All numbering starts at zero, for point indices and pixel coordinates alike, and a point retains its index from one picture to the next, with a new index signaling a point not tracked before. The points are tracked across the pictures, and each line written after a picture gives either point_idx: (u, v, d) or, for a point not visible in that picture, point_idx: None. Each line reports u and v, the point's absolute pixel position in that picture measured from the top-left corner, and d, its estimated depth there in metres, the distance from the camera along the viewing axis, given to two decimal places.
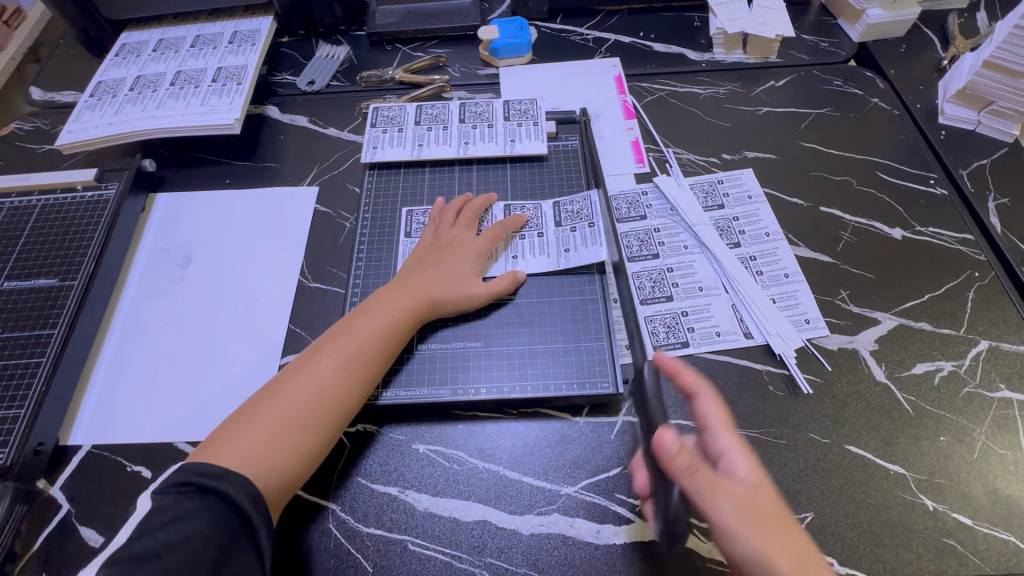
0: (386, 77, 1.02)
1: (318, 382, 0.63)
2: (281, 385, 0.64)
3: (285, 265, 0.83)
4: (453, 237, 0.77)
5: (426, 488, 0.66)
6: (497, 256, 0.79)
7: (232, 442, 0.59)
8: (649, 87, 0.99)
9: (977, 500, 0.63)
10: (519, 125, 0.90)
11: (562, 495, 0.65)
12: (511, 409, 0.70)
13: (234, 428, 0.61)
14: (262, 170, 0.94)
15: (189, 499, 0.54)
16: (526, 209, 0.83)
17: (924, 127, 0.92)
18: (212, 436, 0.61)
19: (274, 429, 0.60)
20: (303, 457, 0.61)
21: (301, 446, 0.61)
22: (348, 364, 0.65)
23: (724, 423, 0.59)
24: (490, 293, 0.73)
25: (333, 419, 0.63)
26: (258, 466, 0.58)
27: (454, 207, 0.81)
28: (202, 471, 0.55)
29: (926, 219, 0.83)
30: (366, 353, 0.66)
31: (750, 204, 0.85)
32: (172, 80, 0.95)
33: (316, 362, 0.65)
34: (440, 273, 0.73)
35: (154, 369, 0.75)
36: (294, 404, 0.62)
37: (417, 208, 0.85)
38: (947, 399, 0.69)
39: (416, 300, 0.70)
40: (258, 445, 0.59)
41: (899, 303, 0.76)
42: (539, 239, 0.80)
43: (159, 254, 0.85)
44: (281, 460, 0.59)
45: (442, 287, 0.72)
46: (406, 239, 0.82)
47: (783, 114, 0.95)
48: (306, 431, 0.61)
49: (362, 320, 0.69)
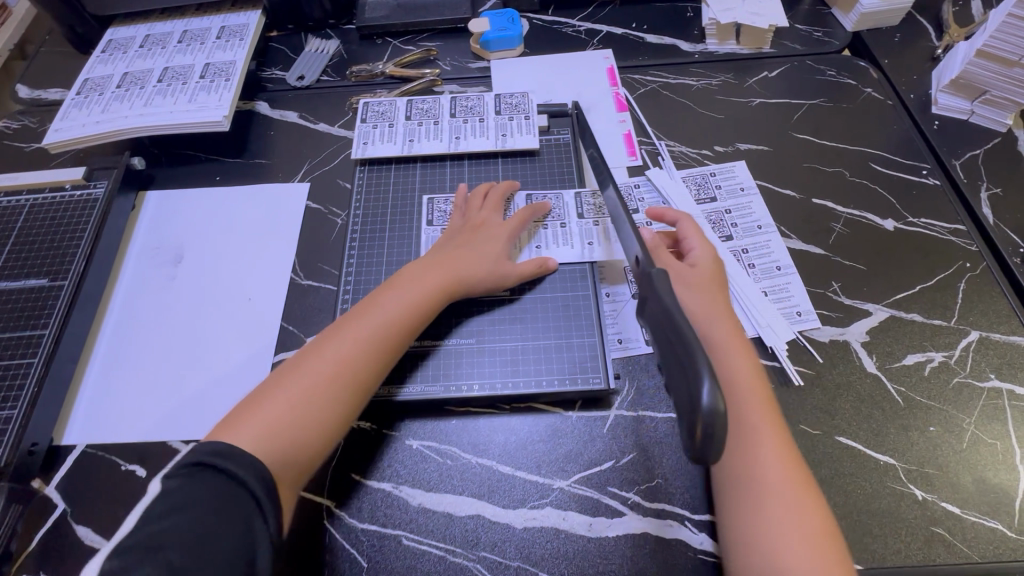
0: (376, 72, 1.01)
1: (340, 360, 0.63)
2: (304, 358, 0.63)
3: (277, 263, 0.83)
4: (483, 220, 0.78)
5: (419, 483, 0.66)
6: (521, 245, 0.79)
7: (252, 416, 0.58)
8: (641, 79, 0.99)
9: (966, 489, 0.63)
10: (511, 119, 0.90)
11: (555, 489, 0.65)
12: (504, 405, 0.70)
13: (255, 405, 0.59)
14: (253, 167, 0.93)
15: (197, 483, 0.51)
16: (549, 198, 0.83)
17: (918, 117, 0.92)
18: (229, 415, 0.59)
19: (295, 404, 0.59)
20: (322, 438, 0.60)
21: (321, 423, 0.60)
22: (370, 342, 0.64)
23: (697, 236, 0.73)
24: (521, 277, 0.74)
25: (353, 397, 0.62)
26: (277, 444, 0.57)
27: (480, 193, 0.81)
28: (216, 453, 0.53)
29: (918, 210, 0.83)
30: (389, 331, 0.66)
31: (742, 196, 0.85)
32: (160, 77, 0.94)
33: (338, 339, 0.64)
34: (466, 253, 0.73)
35: (147, 369, 0.75)
36: (315, 378, 0.61)
37: (440, 196, 0.85)
38: (938, 389, 0.69)
39: (440, 280, 0.70)
40: (279, 419, 0.58)
41: (890, 295, 0.76)
42: (561, 229, 0.80)
43: (150, 253, 0.85)
44: (301, 437, 0.58)
45: (467, 266, 0.72)
46: (429, 226, 0.82)
47: (775, 105, 0.95)
48: (325, 406, 0.60)
49: (384, 297, 0.68)
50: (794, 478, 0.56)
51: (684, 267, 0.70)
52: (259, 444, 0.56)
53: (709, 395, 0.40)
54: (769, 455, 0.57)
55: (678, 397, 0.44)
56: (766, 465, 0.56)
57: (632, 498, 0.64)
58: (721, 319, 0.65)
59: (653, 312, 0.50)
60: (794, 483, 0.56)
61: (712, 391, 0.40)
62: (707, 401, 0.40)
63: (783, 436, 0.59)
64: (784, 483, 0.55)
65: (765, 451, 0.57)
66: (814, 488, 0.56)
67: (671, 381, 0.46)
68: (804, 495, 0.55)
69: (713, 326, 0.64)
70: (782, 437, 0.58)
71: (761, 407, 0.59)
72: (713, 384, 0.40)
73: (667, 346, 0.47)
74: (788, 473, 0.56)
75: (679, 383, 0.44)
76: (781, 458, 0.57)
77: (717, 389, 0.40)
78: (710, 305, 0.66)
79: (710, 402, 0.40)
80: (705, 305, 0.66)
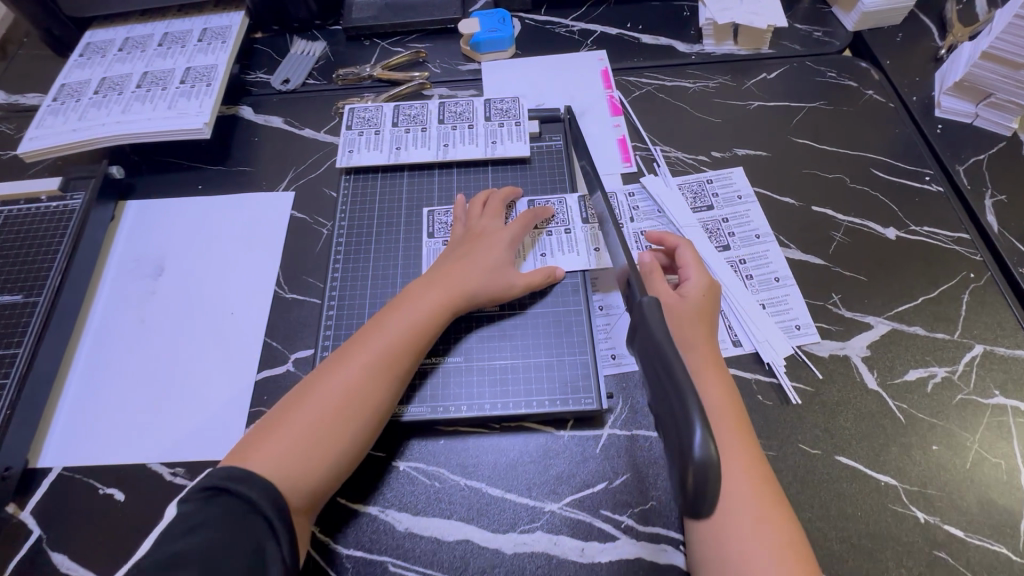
0: (363, 75, 0.98)
1: (348, 384, 0.61)
2: (313, 384, 0.61)
3: (260, 275, 0.81)
4: (483, 228, 0.75)
5: (406, 507, 0.64)
6: (526, 253, 0.76)
7: (261, 445, 0.57)
8: (636, 81, 0.96)
9: (969, 511, 0.61)
10: (501, 125, 0.87)
11: (546, 512, 0.63)
12: (494, 424, 0.68)
13: (264, 433, 0.58)
14: (237, 175, 0.91)
15: (211, 505, 0.52)
16: (552, 203, 0.81)
17: (920, 121, 0.89)
18: (241, 442, 0.59)
19: (304, 432, 0.58)
20: (333, 465, 0.59)
21: (331, 450, 0.59)
22: (380, 366, 0.63)
23: (695, 262, 0.71)
24: (529, 286, 0.71)
25: (362, 423, 0.61)
26: (288, 474, 0.56)
27: (481, 199, 0.78)
28: (230, 478, 0.54)
29: (921, 218, 0.80)
30: (398, 352, 0.64)
31: (740, 204, 0.82)
32: (139, 82, 0.92)
33: (347, 362, 0.63)
34: (474, 265, 0.70)
35: (127, 388, 0.73)
36: (324, 405, 0.60)
37: (439, 209, 0.82)
38: (940, 406, 0.67)
39: (449, 298, 0.67)
40: (288, 448, 0.57)
41: (891, 307, 0.74)
42: (566, 236, 0.77)
43: (129, 266, 0.82)
44: (311, 465, 0.57)
45: (475, 281, 0.69)
46: (430, 240, 0.80)
47: (774, 108, 0.92)
48: (336, 434, 0.59)
49: (392, 318, 0.66)
50: (766, 519, 0.54)
51: (675, 296, 0.68)
52: (268, 473, 0.55)
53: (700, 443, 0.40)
54: (741, 492, 0.55)
55: (669, 438, 0.44)
56: (738, 503, 0.54)
57: (626, 522, 0.62)
58: (699, 350, 0.64)
59: (643, 343, 0.49)
60: (766, 525, 0.54)
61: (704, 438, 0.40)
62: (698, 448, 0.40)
63: (759, 473, 0.57)
64: (754, 523, 0.53)
65: (738, 489, 0.55)
66: (793, 530, 0.54)
67: (663, 422, 0.45)
68: (777, 538, 0.53)
69: (692, 356, 0.63)
70: (758, 474, 0.57)
71: (733, 441, 0.58)
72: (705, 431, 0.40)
73: (657, 384, 0.46)
74: (759, 514, 0.54)
75: (670, 425, 0.43)
76: (754, 496, 0.55)
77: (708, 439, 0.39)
78: (691, 334, 0.65)
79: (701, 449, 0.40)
80: (686, 333, 0.65)
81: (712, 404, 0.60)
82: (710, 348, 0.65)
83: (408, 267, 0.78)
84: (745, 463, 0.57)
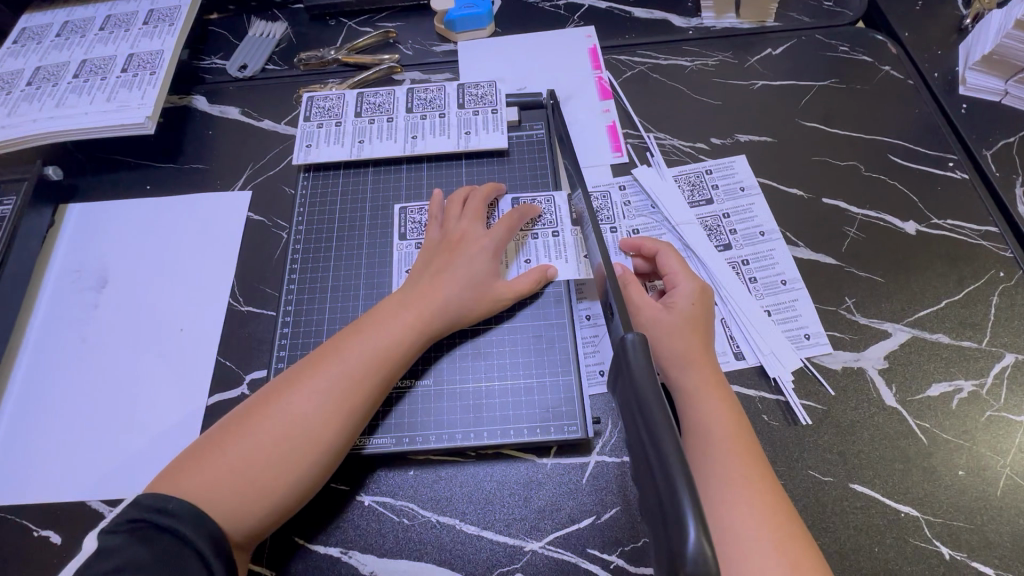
0: (328, 59, 0.88)
1: (302, 411, 0.53)
2: (258, 408, 0.54)
3: (213, 286, 0.73)
4: (462, 232, 0.66)
5: (371, 548, 0.57)
6: (509, 260, 0.68)
7: (192, 475, 0.50)
8: (628, 61, 0.87)
9: (1000, 545, 0.55)
10: (476, 113, 0.78)
11: (527, 551, 0.56)
12: (469, 451, 0.61)
13: (199, 459, 0.51)
14: (188, 173, 0.82)
15: (140, 541, 0.45)
16: (538, 202, 0.73)
17: (942, 99, 0.80)
18: (173, 465, 0.51)
19: (240, 462, 0.51)
20: (274, 502, 0.51)
21: (270, 487, 0.51)
22: (334, 392, 0.54)
23: (684, 270, 0.64)
24: (515, 295, 0.64)
25: (308, 457, 0.52)
26: (219, 511, 0.49)
27: (460, 197, 0.70)
28: (162, 508, 0.47)
29: (943, 210, 0.72)
30: (362, 377, 0.56)
31: (742, 197, 0.74)
32: (77, 72, 0.83)
33: (297, 386, 0.54)
34: (452, 276, 0.62)
35: (65, 416, 0.66)
36: (266, 433, 0.52)
37: (413, 204, 0.74)
38: (967, 425, 0.60)
39: (420, 313, 0.60)
40: (221, 480, 0.50)
41: (911, 312, 0.66)
42: (553, 239, 0.69)
43: (70, 278, 0.75)
44: (247, 501, 0.50)
45: (452, 294, 0.61)
46: (402, 242, 0.72)
47: (781, 88, 0.83)
48: (278, 467, 0.51)
49: (353, 338, 0.58)
50: (783, 566, 0.47)
51: (661, 309, 0.61)
52: (197, 505, 0.48)
53: (694, 540, 0.31)
54: (750, 535, 0.48)
55: (658, 534, 0.35)
56: (746, 547, 0.48)
57: (615, 562, 0.55)
58: (696, 366, 0.57)
59: (626, 396, 0.42)
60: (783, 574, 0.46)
61: (698, 532, 0.31)
62: (691, 548, 0.31)
63: (771, 511, 0.50)
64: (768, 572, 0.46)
65: (746, 531, 0.48)
66: None
67: (649, 508, 0.37)
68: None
69: (687, 377, 0.57)
70: (771, 512, 0.49)
71: (740, 474, 0.51)
72: (699, 523, 0.32)
73: (635, 437, 0.39)
74: (775, 560, 0.47)
75: (657, 512, 0.35)
76: (767, 539, 0.48)
77: (704, 532, 0.31)
78: (685, 351, 0.58)
79: (696, 550, 0.31)
80: (679, 347, 0.58)
81: (715, 430, 0.53)
82: (710, 364, 0.58)
83: (372, 276, 0.71)
84: (755, 499, 0.50)
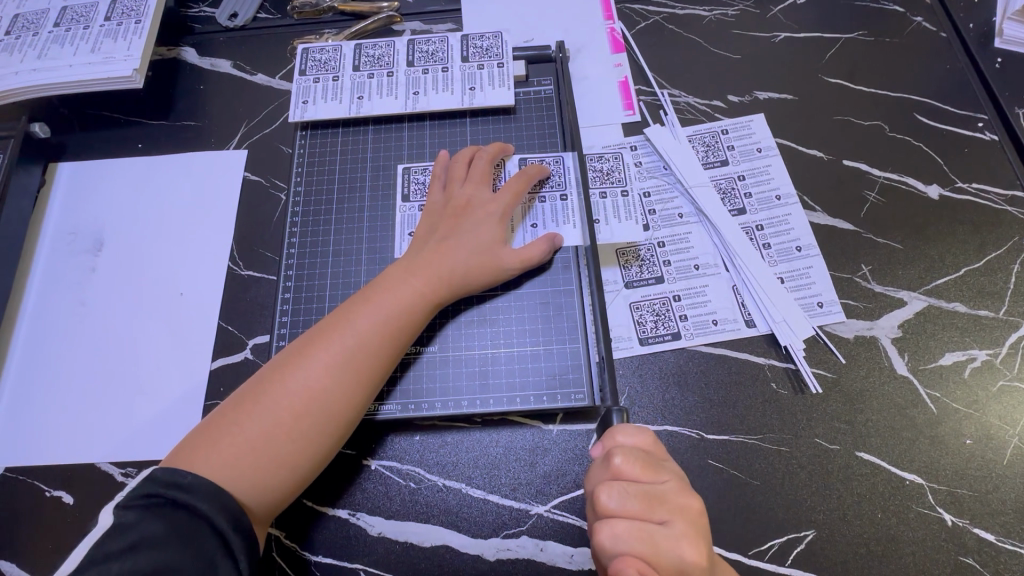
0: (322, 7, 0.83)
1: (317, 385, 0.52)
2: (270, 381, 0.53)
3: (211, 248, 0.71)
4: (468, 198, 0.64)
5: (379, 510, 0.58)
6: (516, 224, 0.66)
7: (210, 452, 0.49)
8: (643, 9, 0.81)
9: (1002, 512, 0.55)
10: (481, 67, 0.74)
11: (533, 514, 0.57)
12: (476, 418, 0.61)
13: (215, 435, 0.50)
14: (181, 130, 0.79)
15: (153, 517, 0.45)
16: (546, 162, 0.69)
17: (976, 54, 0.75)
18: (188, 440, 0.51)
19: (259, 438, 0.50)
20: (294, 473, 0.51)
21: (291, 460, 0.51)
22: (347, 364, 0.54)
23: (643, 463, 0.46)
24: (523, 264, 0.62)
25: (326, 430, 0.52)
26: (239, 485, 0.49)
27: (464, 159, 0.67)
28: (178, 483, 0.46)
29: (969, 173, 0.69)
30: (374, 350, 0.55)
31: (759, 158, 0.71)
32: (57, 20, 0.78)
33: (309, 359, 0.53)
34: (460, 244, 0.61)
35: (71, 380, 0.66)
36: (282, 407, 0.51)
37: (416, 165, 0.71)
38: (977, 395, 0.59)
39: (430, 282, 0.59)
40: (241, 457, 0.49)
41: (927, 281, 0.64)
42: (561, 202, 0.67)
43: (65, 239, 0.73)
44: (267, 476, 0.50)
45: (461, 263, 0.60)
46: (405, 204, 0.69)
47: (804, 41, 0.78)
48: (295, 441, 0.51)
49: (363, 307, 0.56)
50: None
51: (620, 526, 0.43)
52: (217, 482, 0.48)
53: None
54: None
55: None
56: None
57: None
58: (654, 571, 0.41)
59: None
60: None
61: None
62: None
63: None
64: None
65: None
66: None
67: None
68: None
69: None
70: None
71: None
72: None
73: None
74: None
75: None
76: None
77: None
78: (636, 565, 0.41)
79: None
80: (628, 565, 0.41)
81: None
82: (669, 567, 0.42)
83: (374, 241, 0.69)
84: None
